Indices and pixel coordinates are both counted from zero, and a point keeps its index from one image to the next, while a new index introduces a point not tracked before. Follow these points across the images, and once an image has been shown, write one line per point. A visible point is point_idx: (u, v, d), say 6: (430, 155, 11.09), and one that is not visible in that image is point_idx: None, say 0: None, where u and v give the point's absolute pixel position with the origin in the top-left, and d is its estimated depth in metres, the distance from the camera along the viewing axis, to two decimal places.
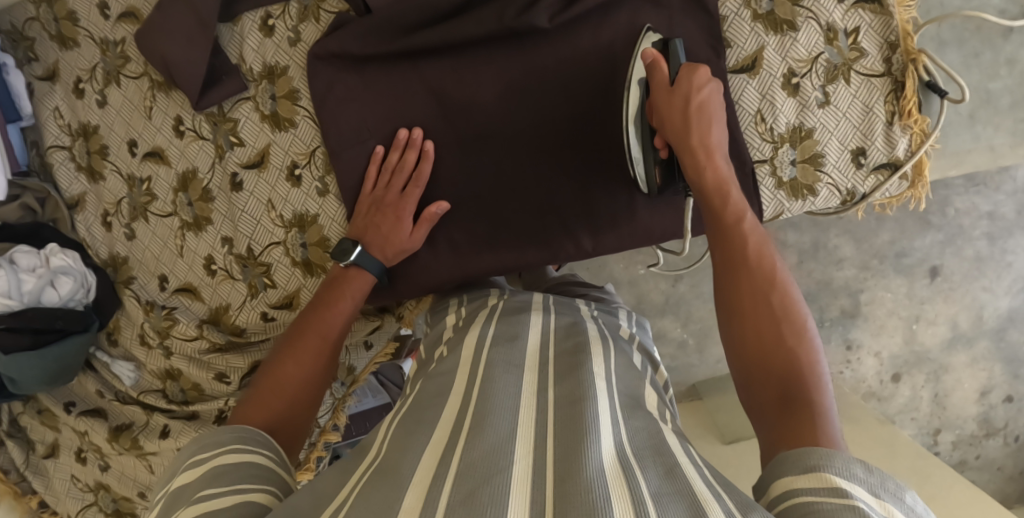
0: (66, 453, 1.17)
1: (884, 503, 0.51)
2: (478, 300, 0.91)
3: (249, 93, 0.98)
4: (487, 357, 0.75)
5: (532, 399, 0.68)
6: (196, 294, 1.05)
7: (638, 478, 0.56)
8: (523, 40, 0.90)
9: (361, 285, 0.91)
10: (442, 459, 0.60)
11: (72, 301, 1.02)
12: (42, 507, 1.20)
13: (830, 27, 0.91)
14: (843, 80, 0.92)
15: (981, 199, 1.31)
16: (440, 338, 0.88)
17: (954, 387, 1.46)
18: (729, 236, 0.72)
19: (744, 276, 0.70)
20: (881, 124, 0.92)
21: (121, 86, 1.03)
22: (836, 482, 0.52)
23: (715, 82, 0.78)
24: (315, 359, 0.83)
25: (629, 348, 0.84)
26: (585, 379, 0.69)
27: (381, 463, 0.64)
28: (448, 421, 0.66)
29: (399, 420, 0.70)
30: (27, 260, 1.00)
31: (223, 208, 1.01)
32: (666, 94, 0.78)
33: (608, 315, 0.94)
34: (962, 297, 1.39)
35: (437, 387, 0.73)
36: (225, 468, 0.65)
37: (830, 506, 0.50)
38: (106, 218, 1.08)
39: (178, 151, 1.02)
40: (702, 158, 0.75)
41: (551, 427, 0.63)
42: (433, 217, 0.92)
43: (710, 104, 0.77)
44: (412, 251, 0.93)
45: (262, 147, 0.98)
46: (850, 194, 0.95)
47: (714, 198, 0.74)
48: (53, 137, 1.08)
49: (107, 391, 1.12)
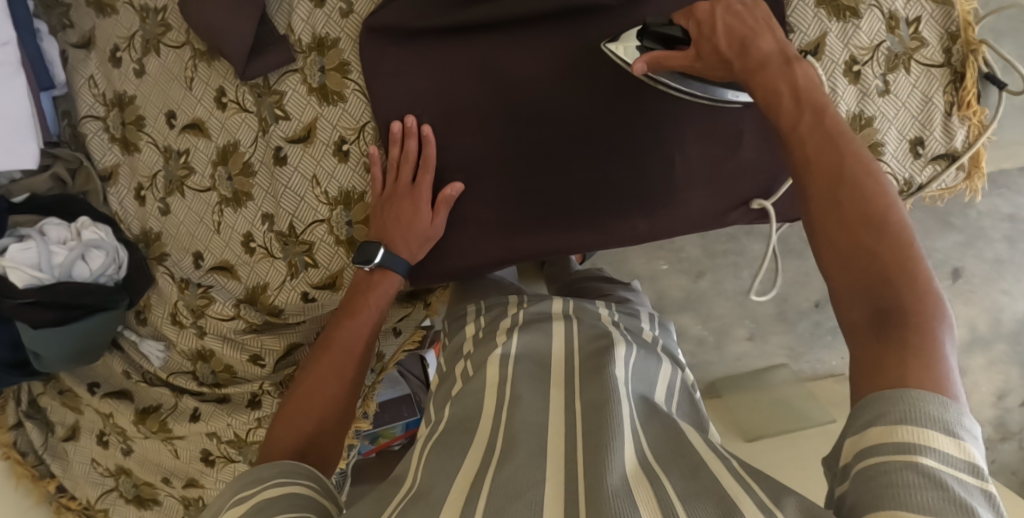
0: (87, 436, 1.13)
1: (965, 447, 0.49)
2: (498, 308, 0.89)
3: (297, 64, 0.95)
4: (514, 373, 0.74)
5: (561, 414, 0.68)
6: (232, 272, 1.01)
7: (662, 479, 0.57)
8: (586, 15, 0.88)
9: (384, 287, 0.91)
10: (472, 488, 0.59)
11: (103, 276, 0.99)
12: (62, 491, 1.17)
13: (892, 15, 0.93)
14: (903, 69, 0.94)
15: (1004, 202, 1.30)
16: (461, 350, 0.87)
17: (970, 389, 1.42)
18: (803, 145, 0.64)
19: (825, 183, 0.61)
20: (939, 115, 0.95)
21: (160, 55, 1.00)
22: (903, 435, 0.49)
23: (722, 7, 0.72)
24: (338, 375, 0.85)
25: (656, 351, 0.83)
26: (610, 382, 0.69)
27: (416, 490, 0.62)
28: (479, 443, 0.66)
29: (430, 444, 0.68)
30: (58, 233, 0.98)
31: (265, 183, 0.98)
32: (685, 56, 0.74)
33: (631, 317, 0.91)
34: (982, 299, 1.36)
35: (530, 372, 0.75)
36: (267, 500, 0.61)
37: (894, 466, 0.49)
38: (139, 192, 1.04)
39: (218, 123, 0.99)
40: (759, 76, 0.68)
41: (579, 436, 0.63)
42: (447, 199, 0.91)
43: (739, 26, 0.71)
44: (434, 240, 0.92)
45: (309, 121, 0.95)
46: (907, 184, 0.98)
47: (779, 113, 0.66)
48: (87, 107, 1.04)
49: (133, 372, 1.09)
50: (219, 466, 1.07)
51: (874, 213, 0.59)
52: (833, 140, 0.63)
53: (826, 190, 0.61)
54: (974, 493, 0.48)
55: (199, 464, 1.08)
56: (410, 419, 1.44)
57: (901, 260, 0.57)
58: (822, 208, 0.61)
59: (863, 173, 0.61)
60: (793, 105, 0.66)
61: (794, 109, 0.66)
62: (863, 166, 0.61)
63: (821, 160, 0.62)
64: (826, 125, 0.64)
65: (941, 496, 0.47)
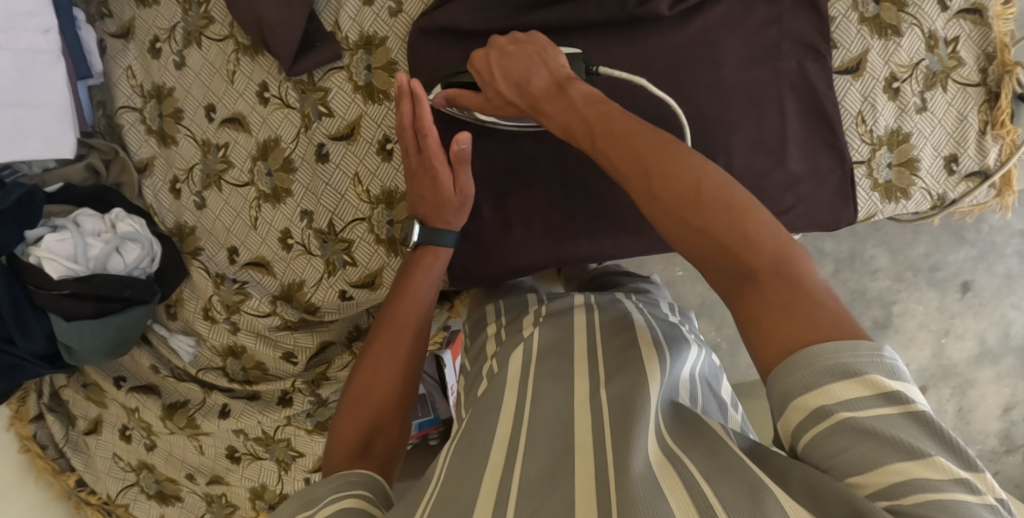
0: (110, 430, 1.12)
1: (871, 382, 0.49)
2: (519, 308, 0.85)
3: (343, 61, 0.95)
4: (534, 366, 0.71)
5: (584, 405, 0.66)
6: (268, 268, 1.01)
7: (685, 464, 0.55)
8: (640, 27, 0.90)
9: (434, 260, 0.86)
10: (503, 474, 0.58)
11: (137, 269, 0.97)
12: (80, 486, 1.14)
13: (932, 34, 0.95)
14: (940, 88, 0.96)
15: (1016, 217, 1.25)
16: (483, 350, 0.83)
17: (978, 402, 1.36)
18: (613, 147, 0.64)
19: (649, 179, 0.61)
20: (973, 133, 0.96)
21: (201, 48, 0.99)
22: (816, 403, 0.50)
23: (486, 54, 0.78)
24: (397, 362, 0.79)
25: (682, 333, 0.79)
26: (638, 375, 0.66)
27: (439, 494, 0.59)
28: (503, 437, 0.63)
29: (453, 448, 0.65)
30: (92, 224, 0.97)
31: (306, 180, 0.98)
32: (475, 98, 0.81)
33: (653, 307, 0.86)
34: (991, 313, 1.31)
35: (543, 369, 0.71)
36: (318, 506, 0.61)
37: (823, 435, 0.50)
38: (174, 185, 1.03)
39: (259, 118, 0.98)
40: (563, 94, 0.71)
41: (605, 432, 0.61)
42: (460, 154, 0.80)
43: (513, 63, 0.77)
44: (467, 202, 0.85)
45: (353, 118, 0.95)
46: (940, 199, 0.99)
47: (588, 122, 0.68)
48: (125, 98, 1.03)
49: (161, 367, 1.07)
50: (245, 463, 1.08)
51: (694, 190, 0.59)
52: (624, 138, 0.64)
53: (645, 181, 0.61)
54: (904, 429, 0.48)
55: (225, 461, 1.08)
56: (424, 419, 1.44)
57: (741, 222, 0.57)
58: (647, 203, 0.61)
59: (660, 159, 0.61)
60: (581, 121, 0.68)
61: (593, 115, 0.67)
62: (663, 147, 0.62)
63: (627, 154, 0.63)
64: (612, 123, 0.66)
65: (875, 448, 0.48)
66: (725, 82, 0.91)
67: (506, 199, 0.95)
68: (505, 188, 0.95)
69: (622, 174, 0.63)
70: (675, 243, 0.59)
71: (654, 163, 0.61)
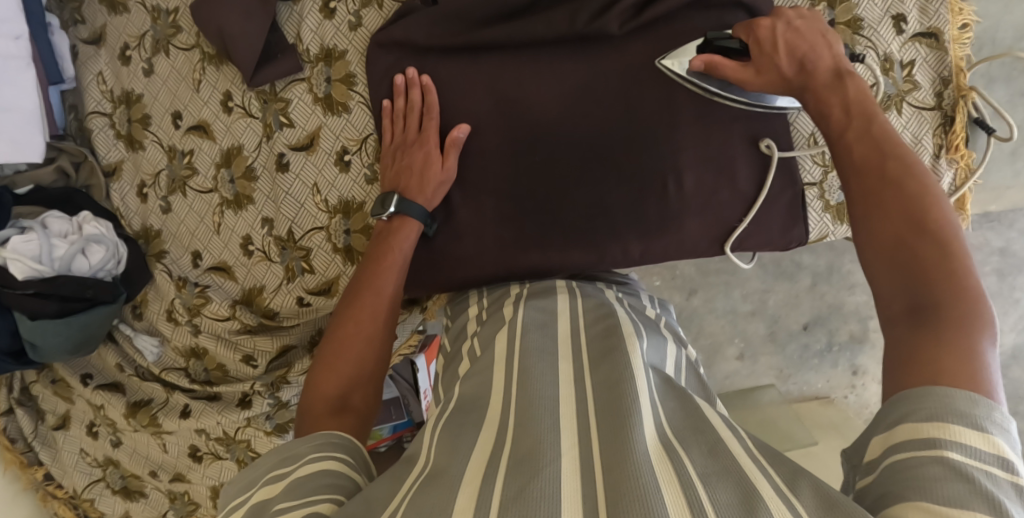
0: (78, 426, 1.14)
1: (993, 441, 0.50)
2: (500, 290, 0.94)
3: (304, 73, 0.97)
4: (521, 344, 0.77)
5: (571, 388, 0.69)
6: (229, 273, 1.03)
7: (682, 458, 0.57)
8: (593, 45, 0.91)
9: (409, 231, 0.89)
10: (491, 456, 0.61)
11: (102, 270, 1.00)
12: (48, 479, 1.18)
13: (888, 57, 0.96)
14: (895, 111, 0.97)
15: (994, 235, 1.14)
16: (463, 331, 0.90)
17: None
18: (859, 149, 0.70)
19: (890, 188, 0.66)
20: (928, 156, 0.97)
21: (169, 56, 1.01)
22: (929, 432, 0.51)
23: (779, 25, 0.77)
24: (373, 317, 0.84)
25: (660, 329, 0.84)
26: (623, 362, 0.69)
27: (431, 467, 0.62)
28: (492, 419, 0.67)
29: (443, 422, 0.69)
30: (60, 226, 0.99)
31: (266, 188, 1.00)
32: (743, 71, 0.79)
33: (632, 296, 0.93)
34: None
35: (477, 390, 0.72)
36: (307, 475, 0.64)
37: (917, 461, 0.51)
38: (142, 189, 1.05)
39: (223, 126, 1.00)
40: (820, 96, 0.74)
41: (592, 416, 0.64)
42: (457, 141, 0.91)
43: (799, 41, 0.76)
44: (449, 183, 0.91)
45: (313, 129, 0.97)
46: None
47: (834, 121, 0.73)
48: (94, 103, 1.05)
49: (127, 366, 1.09)
50: (206, 462, 1.10)
51: (918, 211, 0.63)
52: (875, 142, 0.69)
53: (873, 188, 0.67)
54: (1004, 488, 0.48)
55: (187, 460, 1.11)
56: (399, 421, 1.49)
57: (942, 255, 0.61)
58: (868, 203, 0.67)
59: (920, 181, 0.66)
60: (844, 116, 0.72)
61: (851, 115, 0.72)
62: (919, 167, 0.66)
63: (872, 160, 0.69)
64: (872, 130, 0.70)
65: (966, 488, 0.48)
66: (678, 98, 0.90)
67: (456, 210, 0.96)
68: (458, 200, 0.96)
69: (860, 173, 0.69)
70: (873, 245, 0.65)
71: (902, 178, 0.66)
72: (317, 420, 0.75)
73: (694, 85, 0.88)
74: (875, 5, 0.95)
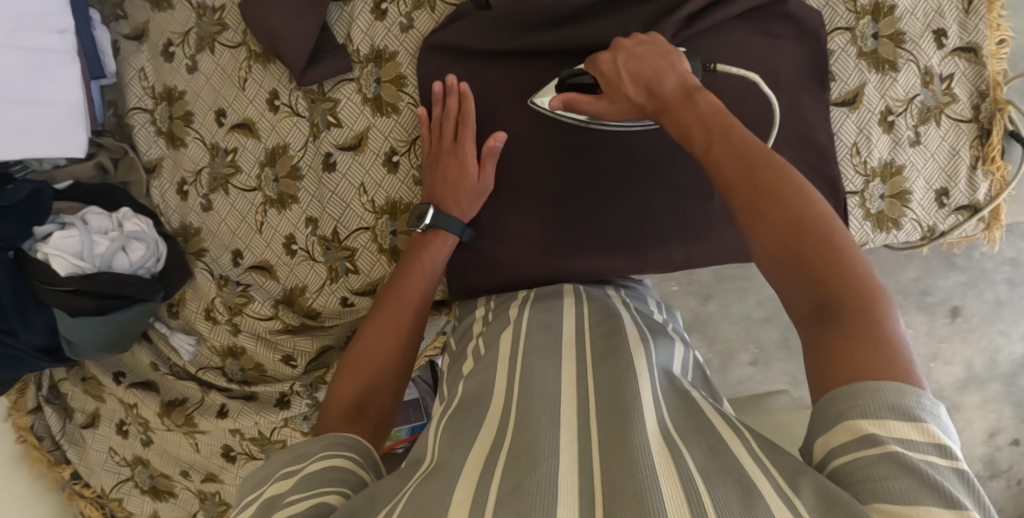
0: (107, 424, 1.13)
1: (927, 430, 0.52)
2: (508, 294, 0.94)
3: (353, 74, 0.97)
4: (526, 346, 0.76)
5: (573, 388, 0.68)
6: (271, 272, 1.02)
7: (684, 454, 0.56)
8: None
9: (442, 244, 0.90)
10: (489, 454, 0.59)
11: (142, 268, 0.99)
12: (75, 479, 1.15)
13: (928, 71, 0.97)
14: (934, 123, 0.98)
15: (1006, 245, 1.28)
16: (469, 330, 0.90)
17: (963, 427, 1.39)
18: (719, 156, 0.67)
19: (755, 191, 0.64)
20: (964, 167, 0.99)
21: (214, 53, 1.01)
22: (866, 429, 0.52)
23: (619, 56, 0.81)
24: (397, 331, 0.84)
25: (666, 331, 0.82)
26: (625, 362, 0.69)
27: (432, 464, 0.61)
28: (494, 415, 0.66)
29: (445, 420, 0.68)
30: (100, 222, 0.98)
31: (312, 188, 0.99)
32: (598, 103, 0.83)
33: (639, 302, 0.92)
34: (979, 339, 1.34)
35: (480, 386, 0.71)
36: (316, 471, 0.62)
37: (865, 460, 0.51)
38: (182, 187, 1.04)
39: (269, 125, 1.00)
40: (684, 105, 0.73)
41: (593, 416, 0.63)
42: (493, 149, 0.89)
43: (643, 69, 0.78)
44: (486, 193, 0.91)
45: (361, 129, 0.97)
46: (930, 230, 1.01)
47: (699, 127, 0.70)
48: (136, 99, 1.04)
49: (161, 364, 1.08)
50: (240, 462, 1.09)
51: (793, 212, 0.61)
52: (734, 146, 0.67)
53: (744, 193, 0.64)
54: (946, 474, 0.50)
55: (220, 460, 1.10)
56: (415, 423, 1.47)
57: (830, 252, 0.60)
58: (750, 218, 0.63)
59: (781, 176, 0.63)
60: (699, 121, 0.71)
61: (713, 127, 0.69)
62: (780, 169, 0.64)
63: (734, 164, 0.66)
64: (731, 130, 0.68)
65: (911, 481, 0.50)
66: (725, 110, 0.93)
67: (503, 212, 0.96)
68: (501, 204, 0.96)
69: (725, 180, 0.66)
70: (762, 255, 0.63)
71: (765, 178, 0.64)
72: (332, 423, 0.73)
73: (571, 117, 0.90)
74: (917, 20, 0.96)
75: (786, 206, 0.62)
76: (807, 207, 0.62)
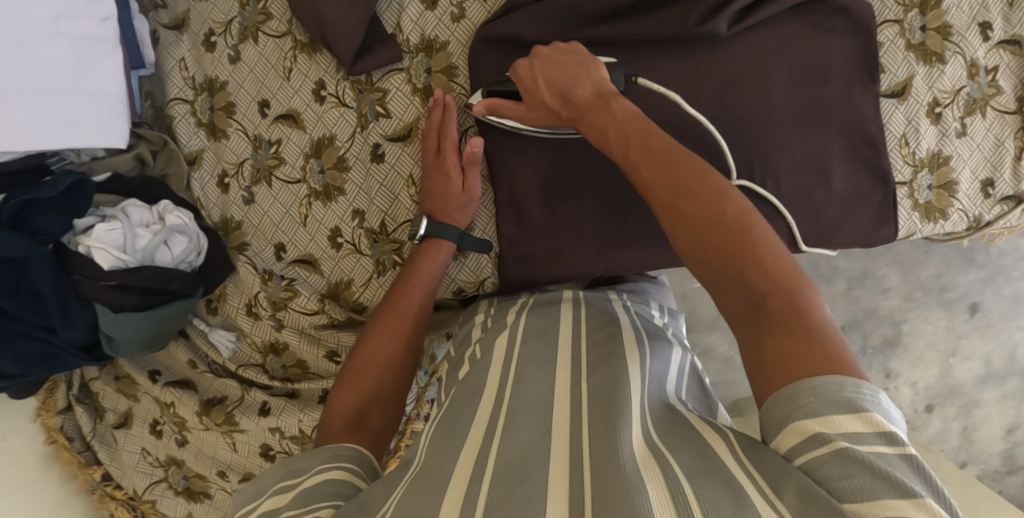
0: (140, 424, 1.10)
1: (873, 420, 0.54)
2: (509, 299, 0.95)
3: (403, 64, 0.96)
4: (520, 352, 0.77)
5: (564, 393, 0.69)
6: (315, 266, 1.00)
7: (668, 459, 0.57)
8: (693, 47, 0.93)
9: (441, 251, 0.91)
10: (479, 457, 0.60)
11: (184, 262, 0.97)
12: (107, 480, 1.12)
13: (974, 63, 0.97)
14: (980, 114, 0.98)
15: None
16: (469, 336, 0.90)
17: (982, 422, 1.40)
18: (650, 170, 0.73)
19: (675, 201, 0.70)
20: (1009, 158, 0.99)
21: (258, 43, 0.99)
22: (812, 430, 0.55)
23: (536, 63, 0.85)
24: (395, 337, 0.85)
25: (665, 336, 0.82)
26: (619, 369, 0.70)
27: (421, 467, 0.62)
28: (484, 417, 0.67)
29: (436, 423, 0.69)
30: (140, 215, 0.95)
31: (359, 179, 0.98)
32: (520, 109, 0.86)
33: (640, 305, 0.91)
34: (997, 334, 1.34)
35: (469, 389, 0.73)
36: (309, 487, 0.62)
37: (819, 459, 0.54)
38: (223, 179, 1.03)
39: (315, 116, 0.98)
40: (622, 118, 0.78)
41: (585, 419, 0.64)
42: (473, 156, 0.89)
43: (558, 76, 0.83)
44: (473, 201, 0.92)
45: (410, 120, 0.96)
46: (976, 221, 1.01)
47: (629, 140, 0.76)
48: (176, 90, 1.03)
49: (199, 362, 1.07)
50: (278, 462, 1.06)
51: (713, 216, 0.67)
52: (658, 159, 0.73)
53: (669, 204, 0.70)
54: (895, 463, 0.53)
55: (258, 459, 1.07)
56: None
57: (753, 249, 0.65)
58: (673, 223, 0.70)
59: (698, 183, 0.70)
60: (624, 134, 0.76)
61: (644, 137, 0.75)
62: (696, 173, 0.71)
63: (659, 177, 0.72)
64: (654, 143, 0.74)
65: (864, 475, 0.52)
66: (775, 103, 0.94)
67: (557, 204, 0.96)
68: (553, 195, 0.96)
69: (653, 193, 0.72)
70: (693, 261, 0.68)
71: (686, 188, 0.70)
72: (335, 432, 0.73)
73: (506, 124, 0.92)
74: (963, 12, 0.96)
75: (707, 211, 0.68)
76: (724, 205, 0.68)
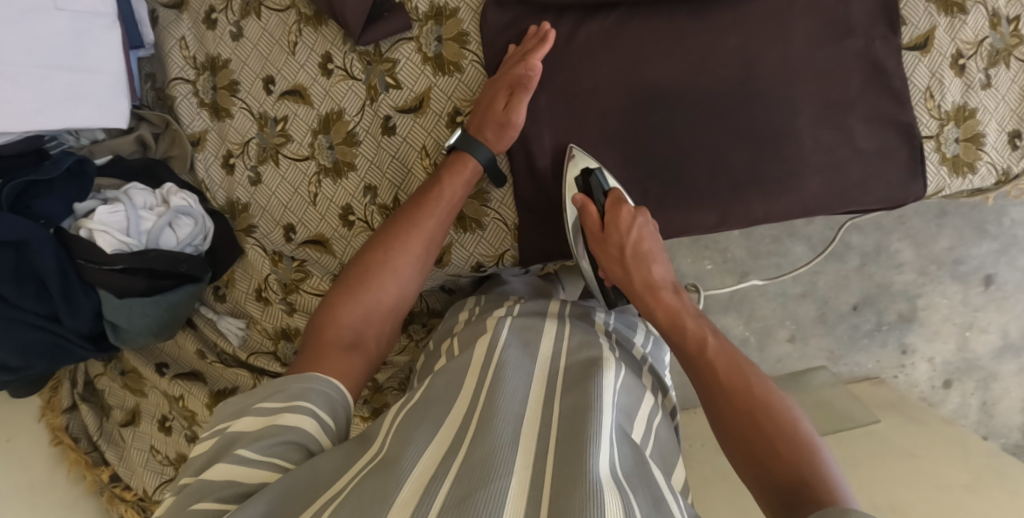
0: (148, 421, 1.05)
1: None
2: (496, 299, 0.89)
3: (412, 33, 0.92)
4: (500, 357, 0.69)
5: (540, 404, 0.65)
6: (326, 247, 0.97)
7: (631, 497, 0.53)
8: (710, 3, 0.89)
9: (468, 172, 0.88)
10: (444, 457, 0.57)
11: (190, 245, 0.93)
12: (113, 481, 1.06)
13: (995, 12, 0.90)
14: (1003, 65, 0.91)
15: None
16: (450, 331, 0.87)
17: (1001, 396, 1.33)
18: (715, 364, 0.76)
19: (728, 403, 0.73)
20: None
21: (260, 19, 0.96)
22: None
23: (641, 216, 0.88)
24: (412, 257, 0.84)
25: (640, 372, 0.78)
26: (595, 388, 0.64)
27: (382, 457, 0.58)
28: (457, 413, 0.63)
29: (404, 412, 0.65)
30: (143, 198, 0.91)
31: (369, 152, 0.94)
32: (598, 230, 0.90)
33: (622, 329, 0.87)
34: (1013, 306, 1.30)
35: (447, 378, 0.68)
36: (275, 429, 0.61)
37: None
38: (228, 160, 0.99)
39: (322, 90, 0.95)
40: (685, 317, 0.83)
41: (553, 440, 0.59)
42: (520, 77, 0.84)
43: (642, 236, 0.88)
44: (508, 123, 0.86)
45: (422, 90, 0.92)
46: (1005, 174, 0.94)
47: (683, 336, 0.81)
48: (177, 69, 1.00)
49: (208, 352, 1.03)
50: None
51: (759, 412, 0.70)
52: (726, 358, 0.76)
53: (728, 406, 0.72)
54: None
55: None
56: None
57: (789, 450, 0.67)
58: (729, 416, 0.72)
59: (754, 383, 0.73)
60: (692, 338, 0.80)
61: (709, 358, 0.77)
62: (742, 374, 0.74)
63: (721, 366, 0.76)
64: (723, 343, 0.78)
65: None
66: (794, 60, 0.88)
67: None
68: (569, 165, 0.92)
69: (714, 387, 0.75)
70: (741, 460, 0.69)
71: (738, 386, 0.73)
72: (330, 348, 0.74)
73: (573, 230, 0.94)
74: None
75: (756, 407, 0.71)
76: (765, 405, 0.71)
